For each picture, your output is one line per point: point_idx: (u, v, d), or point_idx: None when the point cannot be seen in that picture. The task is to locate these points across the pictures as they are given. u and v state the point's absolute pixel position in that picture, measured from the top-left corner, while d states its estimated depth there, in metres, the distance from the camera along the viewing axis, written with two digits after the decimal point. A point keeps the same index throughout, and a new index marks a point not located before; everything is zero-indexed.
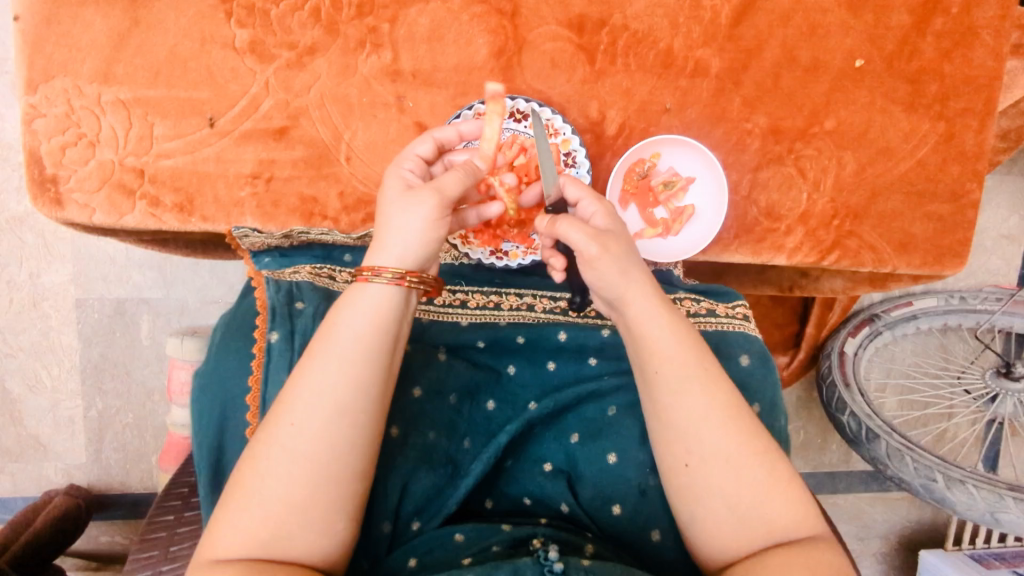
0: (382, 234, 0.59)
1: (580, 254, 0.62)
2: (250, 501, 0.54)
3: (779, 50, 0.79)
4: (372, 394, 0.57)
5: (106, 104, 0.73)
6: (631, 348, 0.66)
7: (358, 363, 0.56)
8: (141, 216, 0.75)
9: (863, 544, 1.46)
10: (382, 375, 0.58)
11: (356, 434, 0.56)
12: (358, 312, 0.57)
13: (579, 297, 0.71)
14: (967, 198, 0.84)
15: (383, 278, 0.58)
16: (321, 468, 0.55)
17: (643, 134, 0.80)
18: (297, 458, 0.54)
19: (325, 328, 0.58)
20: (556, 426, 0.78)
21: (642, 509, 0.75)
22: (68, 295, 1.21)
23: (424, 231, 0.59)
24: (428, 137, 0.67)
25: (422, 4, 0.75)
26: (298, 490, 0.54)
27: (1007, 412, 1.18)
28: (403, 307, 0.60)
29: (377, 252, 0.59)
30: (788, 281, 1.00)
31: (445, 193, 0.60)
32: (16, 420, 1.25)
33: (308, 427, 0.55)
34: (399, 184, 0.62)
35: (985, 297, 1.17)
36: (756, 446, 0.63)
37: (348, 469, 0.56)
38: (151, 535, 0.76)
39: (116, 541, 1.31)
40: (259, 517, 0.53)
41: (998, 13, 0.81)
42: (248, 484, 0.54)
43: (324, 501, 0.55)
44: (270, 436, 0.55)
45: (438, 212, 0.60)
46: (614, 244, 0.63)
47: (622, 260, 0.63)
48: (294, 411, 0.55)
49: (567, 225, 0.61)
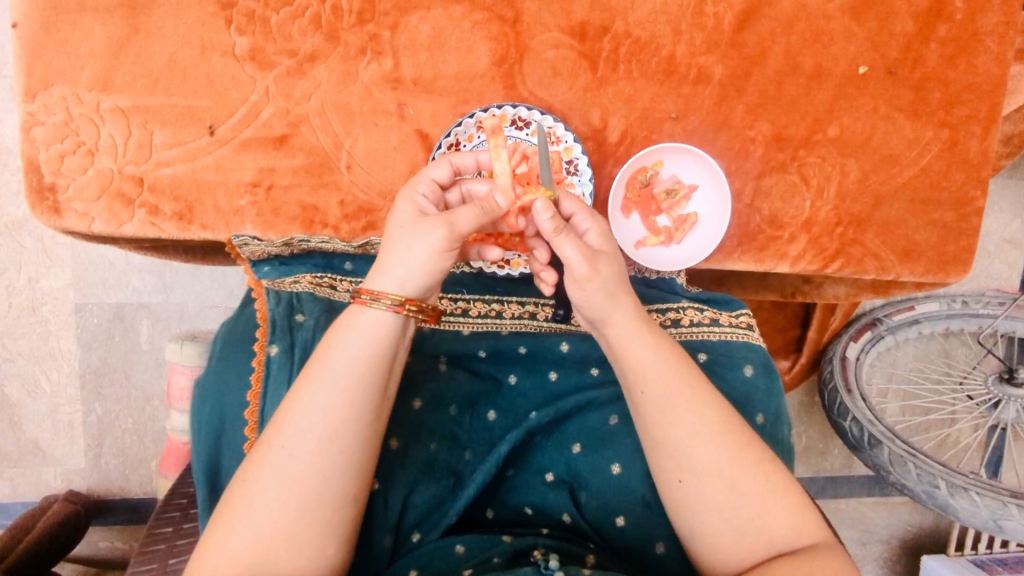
0: (385, 259, 0.58)
1: (569, 271, 0.60)
2: (241, 523, 0.55)
3: (782, 57, 0.79)
4: (365, 420, 0.58)
5: (105, 112, 0.73)
6: (616, 370, 0.66)
7: (348, 388, 0.57)
8: (140, 225, 0.75)
9: (864, 550, 1.45)
10: (376, 400, 0.58)
11: (346, 458, 0.57)
12: (356, 336, 0.57)
13: (561, 309, 0.74)
14: (971, 205, 0.83)
15: (382, 303, 0.57)
16: (310, 494, 0.56)
17: (645, 143, 0.79)
18: (286, 482, 0.56)
19: (320, 350, 0.58)
20: (557, 435, 0.78)
21: (645, 521, 0.74)
22: (67, 300, 1.21)
23: (430, 260, 0.57)
24: (445, 162, 0.66)
25: (423, 11, 0.74)
26: (285, 513, 0.56)
27: (1009, 417, 1.18)
28: (401, 334, 0.59)
29: (378, 276, 0.58)
30: (790, 287, 1.00)
31: (455, 227, 0.57)
32: (15, 425, 1.24)
33: (299, 451, 0.56)
34: (410, 208, 0.60)
35: (988, 301, 1.16)
36: (749, 458, 0.63)
37: (339, 493, 0.57)
38: (150, 548, 0.76)
39: (116, 546, 1.31)
40: (247, 541, 0.55)
41: (1003, 19, 0.81)
42: (240, 506, 0.56)
43: (313, 526, 0.56)
44: (262, 459, 0.56)
45: (445, 245, 0.57)
46: (604, 266, 0.60)
47: (609, 285, 0.60)
48: (284, 434, 0.56)
49: (564, 239, 0.58)
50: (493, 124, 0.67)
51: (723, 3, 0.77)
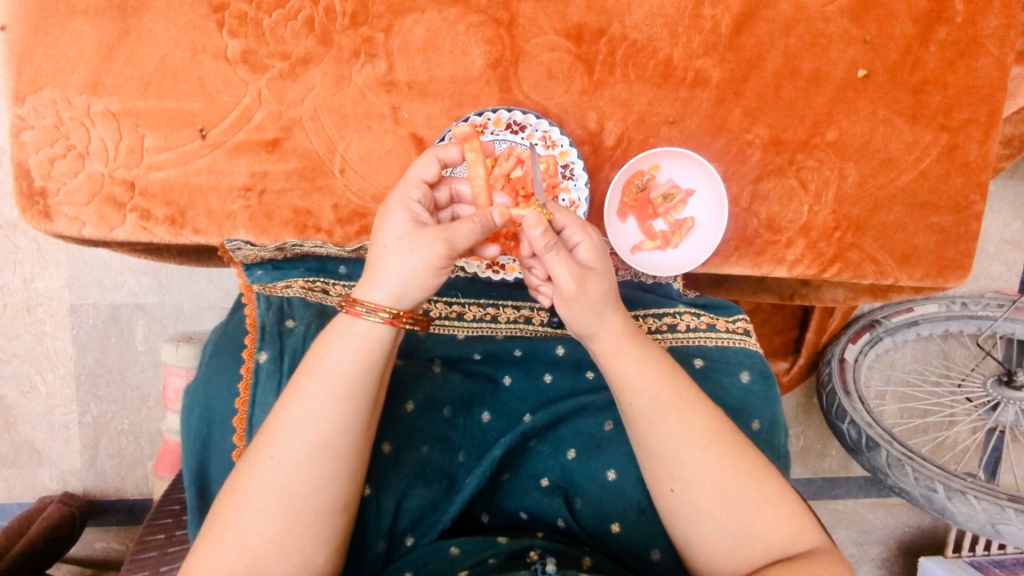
0: (378, 267, 0.57)
1: (557, 288, 0.59)
2: (227, 535, 0.55)
3: (780, 60, 0.78)
4: (354, 430, 0.57)
5: (96, 116, 0.72)
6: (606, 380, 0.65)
7: (339, 397, 0.56)
8: (132, 229, 0.74)
9: (862, 551, 1.44)
10: (366, 410, 0.58)
11: (336, 468, 0.57)
12: (345, 347, 0.57)
13: None
14: (970, 210, 0.82)
15: (377, 317, 0.56)
16: (299, 504, 0.56)
17: (642, 147, 0.79)
18: (274, 493, 0.55)
19: (310, 359, 0.58)
20: (552, 439, 0.77)
21: (641, 527, 0.74)
22: (62, 300, 1.20)
23: (425, 276, 0.56)
24: (433, 159, 0.63)
25: (417, 14, 0.73)
26: (274, 524, 0.55)
27: (1008, 420, 1.17)
28: (392, 344, 0.59)
29: (370, 286, 0.57)
30: (789, 290, 0.98)
31: (453, 246, 0.56)
32: (10, 426, 1.24)
33: (287, 462, 0.55)
34: (404, 216, 0.58)
35: (987, 303, 1.15)
36: (742, 466, 0.62)
37: (328, 503, 0.57)
38: (141, 556, 0.75)
39: (112, 547, 1.30)
40: (234, 552, 0.55)
41: (1003, 22, 0.80)
42: (227, 517, 0.55)
43: (302, 536, 0.56)
44: (250, 470, 0.56)
45: (439, 263, 0.56)
46: (592, 284, 0.59)
47: (597, 302, 0.60)
48: (273, 445, 0.56)
49: (553, 257, 0.57)
50: (464, 129, 0.63)
51: (721, 5, 0.76)
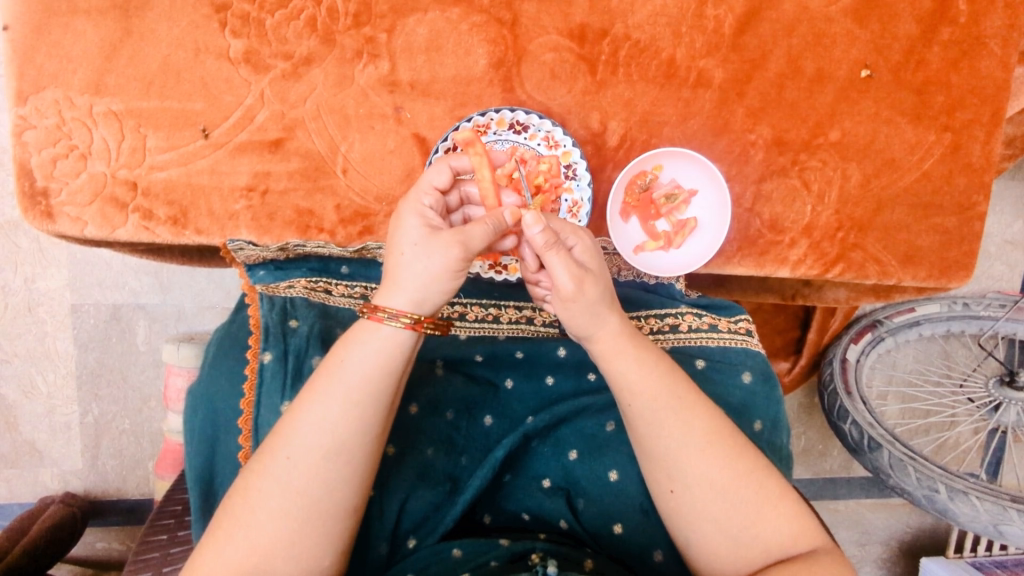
0: (396, 274, 0.57)
1: (557, 291, 0.59)
2: (237, 534, 0.55)
3: (783, 60, 0.78)
4: (369, 434, 0.57)
5: (98, 116, 0.72)
6: None
7: (356, 401, 0.56)
8: (134, 230, 0.74)
9: (863, 551, 1.44)
10: (382, 414, 0.58)
11: (351, 470, 0.57)
12: (365, 351, 0.56)
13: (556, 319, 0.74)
14: (974, 210, 0.82)
15: (398, 321, 0.56)
16: (311, 506, 0.56)
17: (644, 147, 0.78)
18: (287, 494, 0.55)
19: (329, 362, 0.58)
20: (554, 440, 0.77)
21: (643, 529, 0.74)
22: (63, 300, 1.20)
23: (442, 279, 0.56)
24: (445, 167, 0.62)
25: (420, 14, 0.73)
26: (285, 525, 0.55)
27: (1010, 421, 1.15)
28: (410, 352, 0.58)
29: (392, 291, 0.56)
30: (791, 290, 0.98)
31: (469, 247, 0.56)
32: (11, 426, 1.24)
33: (302, 463, 0.55)
34: (417, 221, 0.58)
35: (988, 303, 1.14)
36: (742, 467, 0.62)
37: (337, 506, 0.57)
38: (145, 556, 0.76)
39: (113, 547, 1.31)
40: (243, 551, 0.54)
41: (1006, 22, 0.80)
42: (236, 517, 0.55)
43: (311, 537, 0.56)
44: (261, 469, 0.56)
45: (458, 265, 0.56)
46: (591, 285, 0.59)
47: (595, 302, 0.59)
48: (289, 446, 0.56)
49: (554, 256, 0.57)
50: (467, 136, 0.65)
51: (723, 6, 0.76)
